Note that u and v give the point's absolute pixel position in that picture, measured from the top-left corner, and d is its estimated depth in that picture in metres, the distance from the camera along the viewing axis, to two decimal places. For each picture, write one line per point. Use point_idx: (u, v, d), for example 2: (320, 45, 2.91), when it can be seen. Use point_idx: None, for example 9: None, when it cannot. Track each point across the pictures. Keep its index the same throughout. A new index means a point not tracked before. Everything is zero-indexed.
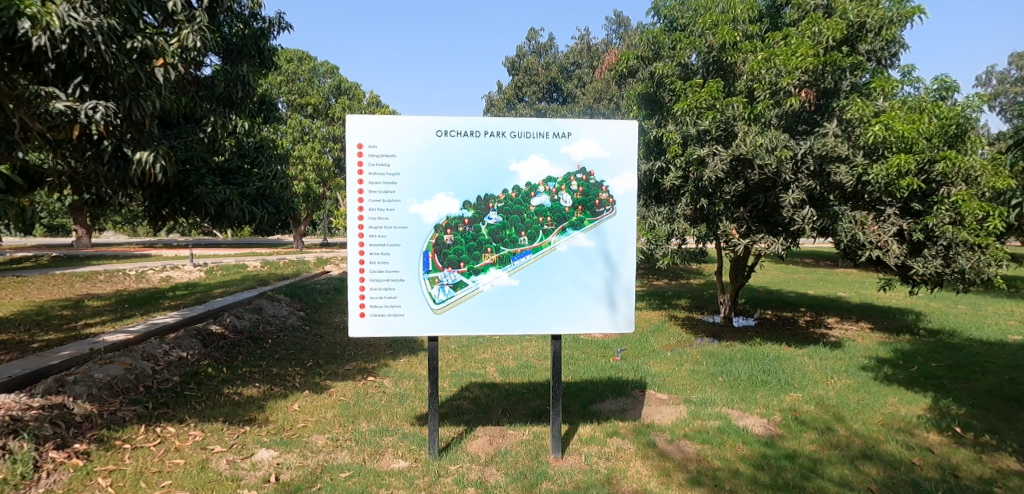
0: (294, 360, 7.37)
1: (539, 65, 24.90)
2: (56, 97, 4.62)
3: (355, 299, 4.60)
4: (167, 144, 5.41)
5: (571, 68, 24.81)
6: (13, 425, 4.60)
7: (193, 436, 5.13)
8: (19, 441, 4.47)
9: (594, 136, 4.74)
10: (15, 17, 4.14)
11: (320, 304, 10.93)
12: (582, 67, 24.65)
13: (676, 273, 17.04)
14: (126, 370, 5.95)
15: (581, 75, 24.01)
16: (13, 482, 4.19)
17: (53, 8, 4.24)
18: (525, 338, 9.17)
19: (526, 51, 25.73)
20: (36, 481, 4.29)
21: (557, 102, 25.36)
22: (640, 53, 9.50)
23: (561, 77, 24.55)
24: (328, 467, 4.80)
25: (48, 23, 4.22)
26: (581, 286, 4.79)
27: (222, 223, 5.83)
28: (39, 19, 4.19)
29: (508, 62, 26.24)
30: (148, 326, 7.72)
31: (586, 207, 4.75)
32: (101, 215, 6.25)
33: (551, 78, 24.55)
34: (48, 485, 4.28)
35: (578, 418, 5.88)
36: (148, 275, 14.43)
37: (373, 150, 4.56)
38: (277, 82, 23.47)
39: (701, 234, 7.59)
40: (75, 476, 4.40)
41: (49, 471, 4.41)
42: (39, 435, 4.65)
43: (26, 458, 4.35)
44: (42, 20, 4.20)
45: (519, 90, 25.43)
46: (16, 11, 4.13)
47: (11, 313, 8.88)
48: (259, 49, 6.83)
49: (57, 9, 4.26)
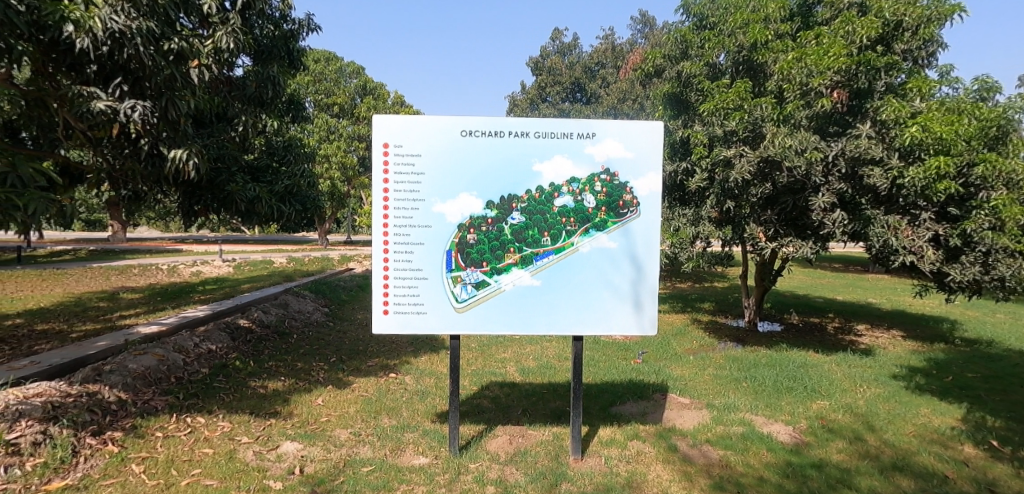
0: (318, 355, 7.50)
1: (563, 65, 24.77)
2: (97, 97, 4.82)
3: (379, 297, 4.67)
4: (201, 142, 5.60)
5: (596, 68, 24.58)
6: (53, 411, 4.80)
7: (222, 427, 5.30)
8: (59, 426, 4.68)
9: (618, 138, 4.73)
10: (60, 22, 4.47)
11: (344, 301, 11.09)
12: (607, 67, 24.47)
13: (700, 276, 16.67)
14: (158, 361, 6.13)
15: (606, 75, 23.91)
16: (53, 466, 4.37)
17: (95, 13, 4.52)
18: (546, 337, 9.15)
19: (549, 51, 25.62)
20: (74, 466, 4.47)
21: (581, 102, 25.14)
22: (667, 52, 9.51)
23: (586, 77, 24.33)
24: (350, 461, 4.90)
25: (91, 26, 4.51)
26: (605, 286, 4.77)
27: (252, 221, 5.96)
28: (81, 23, 4.50)
29: (531, 62, 26.10)
30: (180, 319, 7.96)
31: (610, 208, 4.73)
32: (137, 211, 6.47)
33: (575, 79, 24.38)
34: (85, 470, 4.47)
35: (598, 420, 5.86)
36: (179, 269, 14.85)
37: (398, 150, 4.63)
38: (305, 81, 23.87)
39: (727, 236, 7.52)
40: (111, 462, 4.58)
41: (86, 456, 4.61)
42: (77, 422, 4.84)
43: (65, 443, 4.55)
44: (85, 24, 4.50)
45: (542, 90, 25.32)
46: (61, 16, 4.45)
47: (52, 303, 9.30)
48: (288, 50, 6.66)
49: (99, 13, 4.54)
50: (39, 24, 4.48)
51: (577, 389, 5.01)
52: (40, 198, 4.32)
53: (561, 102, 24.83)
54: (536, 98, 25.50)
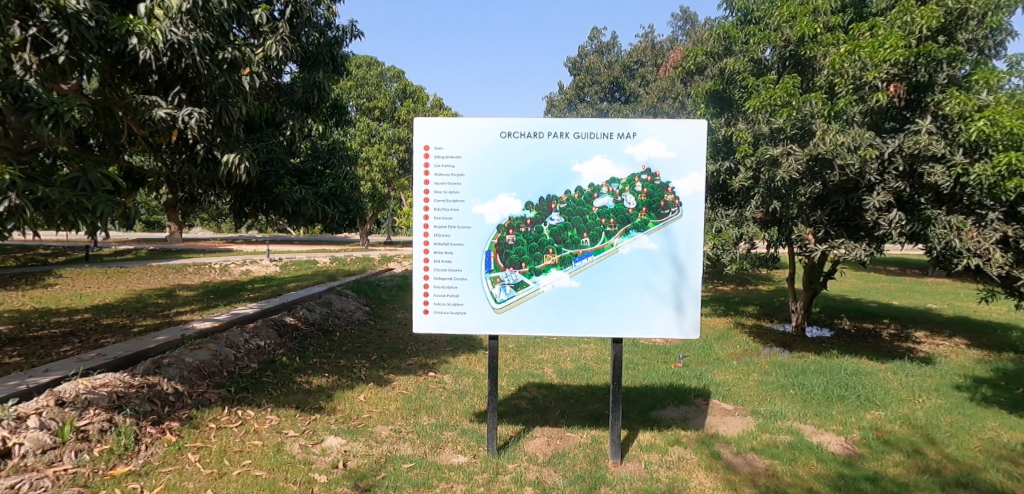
0: (360, 353, 7.70)
1: (602, 65, 24.47)
2: (157, 105, 5.15)
3: (419, 296, 4.77)
4: (252, 147, 5.84)
5: (635, 67, 24.16)
6: (118, 401, 5.11)
7: (270, 420, 5.52)
8: (123, 415, 4.98)
9: (660, 137, 4.64)
10: (126, 35, 4.76)
11: (385, 300, 11.32)
12: (646, 66, 23.97)
13: (744, 279, 16.12)
14: (211, 355, 6.44)
15: (645, 74, 23.45)
16: (117, 452, 4.63)
17: (156, 26, 4.80)
18: (584, 339, 9.08)
19: (588, 50, 25.37)
20: (136, 453, 4.72)
21: (620, 101, 24.75)
22: (709, 49, 9.25)
23: (625, 77, 23.95)
24: (391, 458, 5.00)
25: (153, 39, 4.78)
26: (645, 287, 4.70)
27: (299, 223, 6.09)
28: (144, 36, 4.77)
29: (569, 61, 25.91)
30: (231, 315, 8.34)
31: (651, 209, 4.65)
32: (192, 213, 6.81)
33: (613, 78, 24.04)
34: (145, 457, 4.72)
35: (637, 424, 5.77)
36: (231, 268, 15.53)
37: (439, 151, 4.70)
38: (347, 87, 24.64)
39: (773, 238, 7.32)
40: (169, 451, 4.83)
41: (147, 444, 4.87)
42: (139, 411, 5.15)
43: (128, 432, 4.82)
44: (148, 36, 4.77)
45: (581, 90, 25.13)
46: (127, 30, 4.76)
47: (116, 299, 9.89)
48: (332, 56, 6.83)
49: (160, 25, 4.80)
50: (106, 38, 4.79)
51: (617, 392, 4.95)
52: (106, 202, 4.58)
53: (599, 102, 24.52)
54: (574, 98, 25.31)
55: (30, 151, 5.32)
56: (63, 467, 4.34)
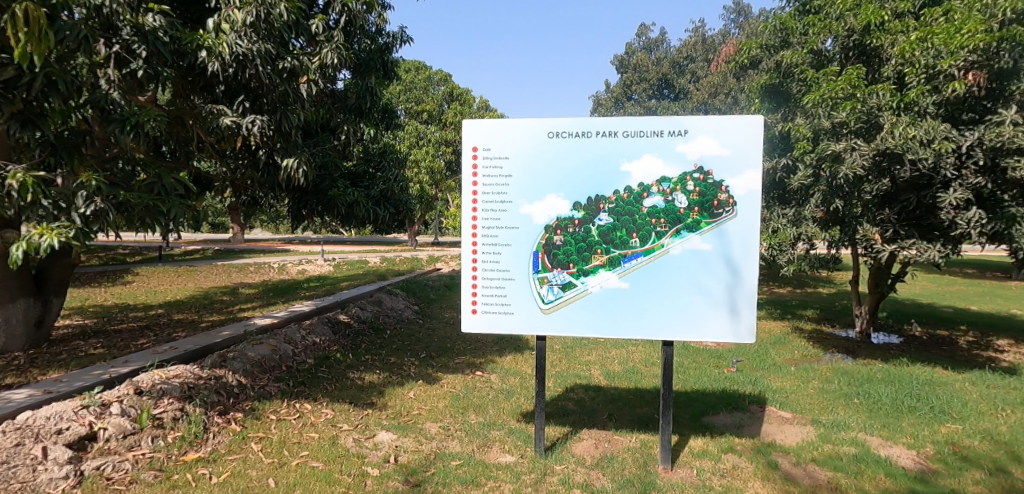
0: (409, 351, 7.87)
1: (648, 62, 23.72)
2: (225, 114, 5.44)
3: (468, 296, 4.82)
4: (309, 152, 6.06)
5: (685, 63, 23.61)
6: (189, 392, 5.40)
7: (325, 414, 5.73)
8: (194, 405, 5.26)
9: (713, 134, 4.48)
10: (197, 49, 5.10)
11: (432, 299, 11.50)
12: (696, 61, 23.69)
13: (803, 281, 15.35)
14: (272, 351, 6.74)
15: (695, 69, 22.89)
16: (189, 439, 4.89)
17: (223, 39, 5.06)
18: (632, 341, 8.91)
19: (635, 47, 24.92)
20: (205, 440, 4.99)
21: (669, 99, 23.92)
22: (764, 42, 9.00)
23: (674, 73, 23.22)
24: (440, 455, 5.08)
25: (220, 51, 5.05)
26: (698, 290, 4.54)
27: (350, 222, 6.43)
28: (213, 49, 5.05)
29: (616, 60, 25.42)
30: (289, 312, 8.72)
31: (703, 209, 4.49)
32: (254, 215, 7.17)
33: (662, 75, 23.30)
34: (214, 445, 4.99)
35: (688, 430, 5.60)
36: (289, 268, 16.21)
37: (487, 153, 4.75)
38: (397, 91, 25.10)
39: (834, 238, 6.91)
40: (234, 440, 5.09)
41: (214, 433, 5.14)
42: (208, 402, 5.43)
43: (198, 420, 5.09)
44: (216, 49, 5.05)
45: (628, 88, 24.18)
46: (198, 44, 5.09)
47: (185, 296, 10.52)
48: (383, 62, 6.98)
49: (227, 38, 5.05)
50: (180, 52, 5.19)
51: (667, 397, 4.81)
52: (179, 205, 4.85)
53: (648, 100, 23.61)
54: (621, 96, 24.29)
55: (112, 158, 5.74)
56: (142, 452, 4.62)
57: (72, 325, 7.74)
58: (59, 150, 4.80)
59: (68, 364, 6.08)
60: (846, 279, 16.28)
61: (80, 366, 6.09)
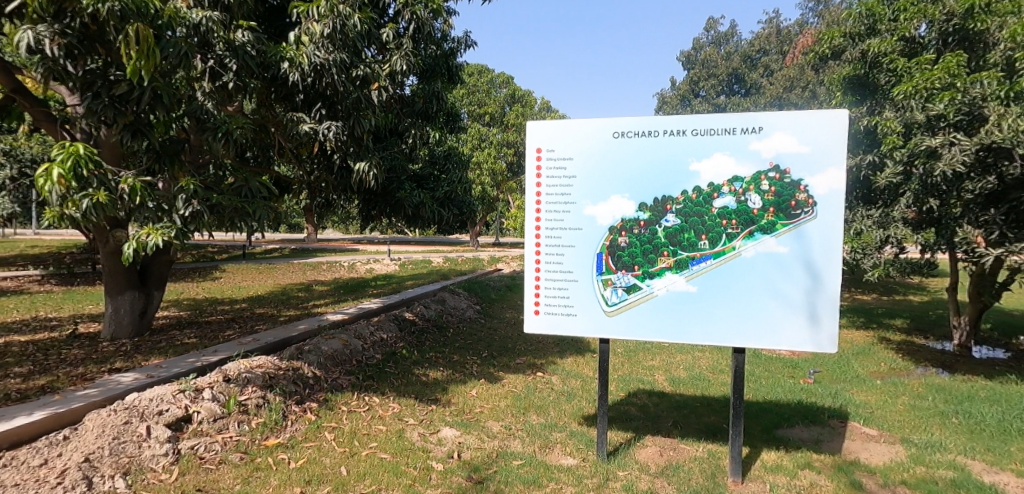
0: (471, 350, 7.99)
1: (719, 56, 22.85)
2: (303, 121, 5.73)
3: (531, 297, 4.67)
4: (379, 155, 6.27)
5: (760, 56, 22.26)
6: (270, 380, 5.53)
7: (392, 407, 5.85)
8: (274, 394, 5.39)
9: (791, 131, 4.11)
10: (280, 61, 5.37)
11: (494, 300, 11.60)
12: (771, 54, 22.41)
13: (891, 288, 14.26)
14: (343, 345, 7.00)
15: (770, 63, 21.59)
16: (270, 425, 5.01)
17: (303, 50, 5.32)
18: (698, 347, 8.60)
19: (704, 42, 24.19)
20: (284, 428, 5.09)
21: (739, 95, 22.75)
22: (848, 31, 8.49)
23: (746, 67, 21.97)
24: (502, 453, 5.04)
25: (300, 62, 5.32)
26: (772, 295, 4.17)
27: (417, 223, 6.61)
28: (294, 60, 5.32)
29: (683, 57, 24.64)
30: (358, 309, 9.09)
31: (779, 209, 4.14)
32: (327, 215, 7.51)
33: (732, 69, 22.25)
34: (291, 431, 5.08)
35: (761, 443, 5.30)
36: (358, 267, 16.90)
37: (551, 154, 4.59)
38: (461, 95, 25.44)
39: (928, 242, 6.35)
40: (309, 428, 5.17)
41: (292, 420, 5.25)
42: (287, 391, 5.56)
43: (278, 408, 5.20)
44: (296, 60, 5.32)
45: (695, 85, 23.43)
46: (280, 56, 5.35)
47: (265, 292, 11.20)
48: (449, 68, 7.08)
49: (306, 50, 5.31)
50: (264, 64, 5.44)
51: (738, 402, 4.53)
52: (264, 206, 5.04)
53: (717, 97, 22.67)
54: (688, 94, 23.53)
55: (205, 163, 6.11)
56: (230, 435, 4.75)
57: (169, 317, 8.41)
58: (162, 156, 5.07)
59: (165, 352, 6.59)
60: (942, 286, 14.96)
61: (176, 353, 6.62)
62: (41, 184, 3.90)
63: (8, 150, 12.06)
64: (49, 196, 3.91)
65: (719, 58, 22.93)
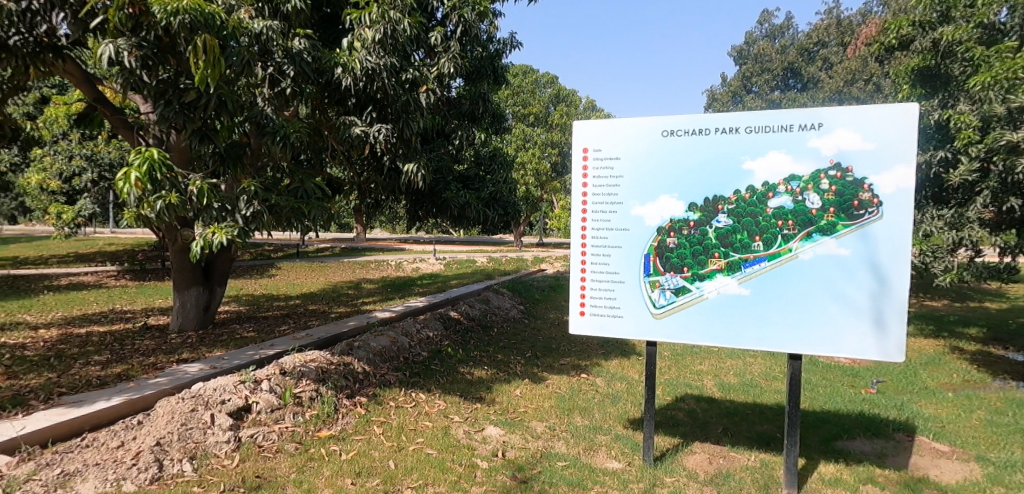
0: (515, 349, 8.06)
1: (773, 50, 22.32)
2: (355, 124, 5.88)
3: (576, 298, 4.69)
4: (426, 156, 6.41)
5: (815, 49, 21.02)
6: (323, 374, 5.74)
7: (438, 404, 5.96)
8: (326, 388, 5.58)
9: (854, 126, 3.96)
10: (333, 66, 5.53)
11: (538, 300, 11.65)
12: (829, 46, 20.57)
13: (964, 294, 13.56)
14: (391, 342, 7.17)
15: (829, 54, 19.93)
16: (323, 418, 5.20)
17: (355, 55, 5.48)
18: (749, 353, 8.41)
19: (757, 36, 23.66)
20: (335, 421, 5.26)
21: (794, 89, 22.10)
22: (917, 19, 8.18)
23: (801, 60, 21.11)
24: (546, 454, 5.07)
25: (352, 67, 5.47)
26: (832, 299, 4.03)
27: (462, 224, 6.71)
28: (347, 65, 5.47)
29: (734, 51, 24.18)
30: (405, 307, 9.29)
31: (840, 210, 4.00)
32: (375, 215, 7.70)
33: (787, 63, 21.46)
34: (342, 424, 5.25)
35: (818, 454, 5.14)
36: (404, 266, 17.22)
37: (597, 154, 4.60)
38: (506, 96, 25.64)
39: (1006, 244, 6.34)
40: (359, 421, 5.34)
41: (343, 414, 5.42)
42: (338, 385, 5.76)
43: (330, 401, 5.38)
44: (348, 65, 5.46)
45: (748, 81, 23.18)
46: (334, 62, 5.52)
47: (316, 289, 11.58)
48: (494, 69, 7.13)
49: (358, 55, 5.46)
50: (319, 70, 5.62)
51: (793, 416, 4.39)
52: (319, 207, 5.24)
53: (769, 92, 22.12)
54: (739, 90, 23.36)
55: (263, 166, 6.38)
56: (286, 425, 4.94)
57: (229, 311, 8.80)
58: (227, 160, 5.27)
59: (227, 344, 6.90)
60: (1019, 292, 14.11)
61: (236, 346, 6.93)
62: (120, 187, 4.13)
63: (88, 155, 12.84)
64: (128, 198, 4.15)
65: (773, 52, 22.54)
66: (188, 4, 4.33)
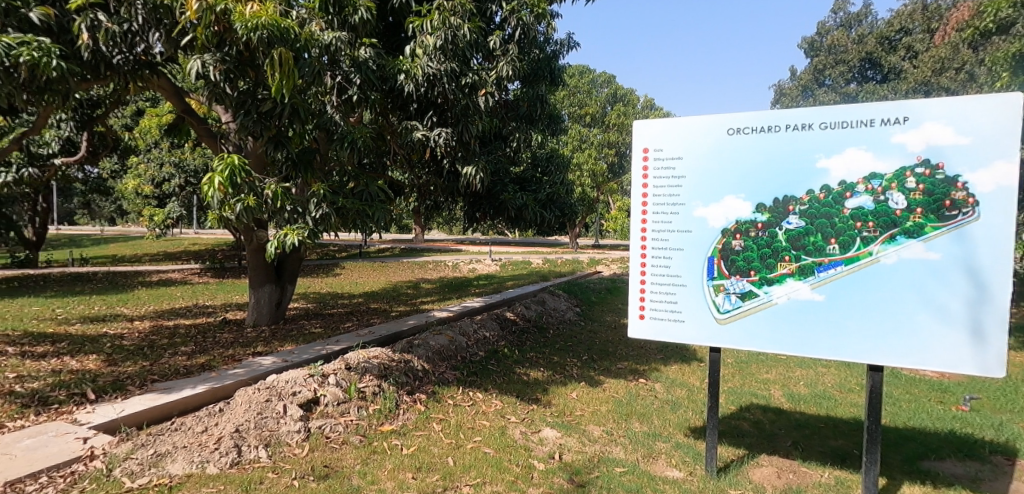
0: (571, 352, 8.06)
1: (849, 40, 21.29)
2: (417, 128, 6.06)
3: (636, 301, 4.67)
4: (485, 159, 6.52)
5: (897, 36, 19.81)
6: (385, 370, 5.92)
7: (495, 404, 6.04)
8: (388, 383, 5.74)
9: (945, 120, 3.71)
10: (397, 73, 5.74)
11: (594, 302, 11.59)
12: (914, 34, 19.31)
13: None
14: (449, 341, 7.31)
15: (913, 42, 18.81)
16: (385, 411, 5.37)
17: (418, 62, 5.65)
18: (821, 363, 8.07)
19: (832, 26, 22.69)
20: (396, 416, 5.42)
21: (873, 80, 21.04)
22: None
23: (881, 50, 20.03)
24: (604, 458, 5.06)
25: (414, 73, 5.66)
26: (918, 308, 3.80)
27: (518, 225, 6.78)
28: (409, 72, 5.66)
29: (805, 42, 23.34)
30: (463, 307, 9.44)
31: (929, 210, 3.77)
32: (433, 217, 7.86)
33: (865, 54, 20.38)
34: (403, 420, 5.40)
35: (900, 474, 4.89)
36: (461, 267, 17.46)
37: (658, 154, 4.57)
38: (562, 97, 25.66)
39: None
40: (419, 418, 5.47)
41: (404, 409, 5.57)
42: (399, 382, 5.93)
43: (391, 396, 5.54)
44: (411, 71, 5.66)
45: (820, 72, 22.00)
46: (398, 69, 5.72)
47: (377, 288, 11.93)
48: (552, 70, 7.02)
49: (420, 62, 5.63)
50: (383, 76, 5.83)
51: (873, 431, 4.14)
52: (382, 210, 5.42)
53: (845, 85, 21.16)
54: (810, 83, 22.30)
55: (330, 170, 6.65)
56: (351, 418, 5.14)
57: (298, 308, 9.19)
58: (298, 165, 5.54)
59: (297, 339, 7.22)
60: None
61: (305, 340, 7.24)
62: (205, 190, 4.45)
63: (176, 162, 13.66)
64: (211, 201, 4.46)
65: (848, 43, 21.45)
66: (266, 20, 4.58)
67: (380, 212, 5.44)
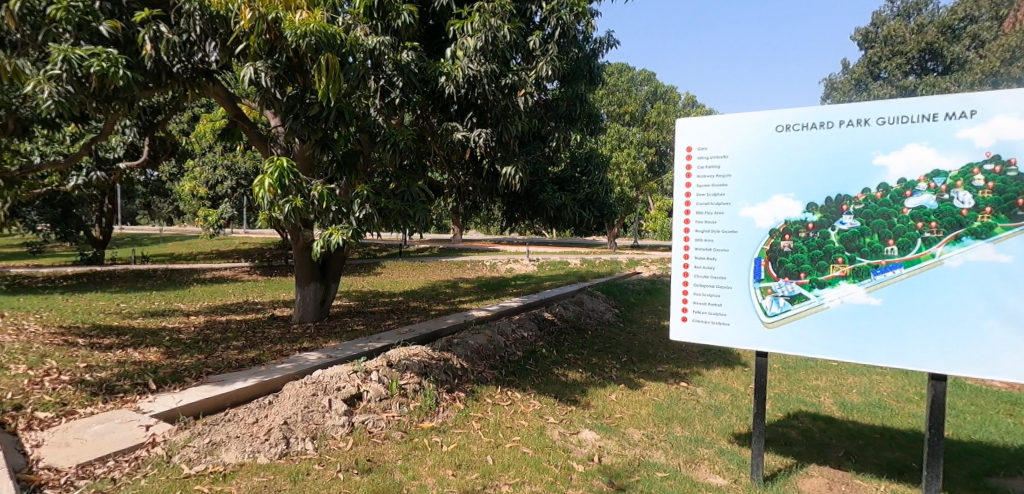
0: (611, 353, 8.01)
1: (907, 30, 20.52)
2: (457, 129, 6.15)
3: (678, 303, 4.62)
4: (525, 159, 6.55)
5: (961, 25, 19.04)
6: (425, 368, 6.00)
7: (533, 404, 6.05)
8: (428, 381, 5.82)
9: (1017, 113, 3.55)
10: (438, 75, 5.84)
11: (633, 303, 11.47)
12: (980, 21, 18.82)
13: None
14: (488, 340, 7.35)
15: (981, 31, 18.27)
16: (426, 409, 5.44)
17: (458, 64, 5.70)
18: (874, 370, 7.80)
19: (888, 16, 21.89)
20: (437, 413, 5.48)
21: (933, 72, 20.24)
22: None
23: (943, 40, 19.17)
24: (644, 463, 5.01)
25: (454, 75, 5.74)
26: (986, 314, 3.65)
27: (558, 225, 6.75)
28: (450, 74, 5.76)
29: (859, 34, 22.72)
30: (501, 307, 9.48)
31: (999, 209, 3.62)
32: (472, 218, 7.92)
33: (924, 44, 19.59)
34: (443, 417, 5.46)
35: (964, 489, 4.69)
36: (499, 267, 17.51)
37: (702, 152, 4.51)
38: (601, 96, 25.51)
39: None
40: (459, 416, 5.52)
41: (444, 407, 5.63)
42: (439, 380, 6.00)
43: (432, 394, 5.60)
44: (451, 73, 5.75)
45: (876, 65, 21.55)
46: (438, 71, 5.84)
47: (417, 287, 12.07)
48: (591, 68, 6.98)
49: (461, 63, 5.68)
50: (424, 79, 5.96)
51: (934, 444, 3.97)
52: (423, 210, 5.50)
53: (903, 78, 20.59)
54: (864, 78, 21.97)
55: (372, 171, 6.78)
56: (393, 414, 5.24)
57: (341, 306, 9.38)
58: (343, 167, 5.68)
59: (340, 336, 7.38)
60: None
61: (348, 337, 7.39)
62: (257, 192, 4.62)
63: (229, 165, 14.05)
64: (262, 201, 4.64)
65: (906, 33, 20.60)
66: (314, 27, 4.69)
67: (422, 211, 5.52)
